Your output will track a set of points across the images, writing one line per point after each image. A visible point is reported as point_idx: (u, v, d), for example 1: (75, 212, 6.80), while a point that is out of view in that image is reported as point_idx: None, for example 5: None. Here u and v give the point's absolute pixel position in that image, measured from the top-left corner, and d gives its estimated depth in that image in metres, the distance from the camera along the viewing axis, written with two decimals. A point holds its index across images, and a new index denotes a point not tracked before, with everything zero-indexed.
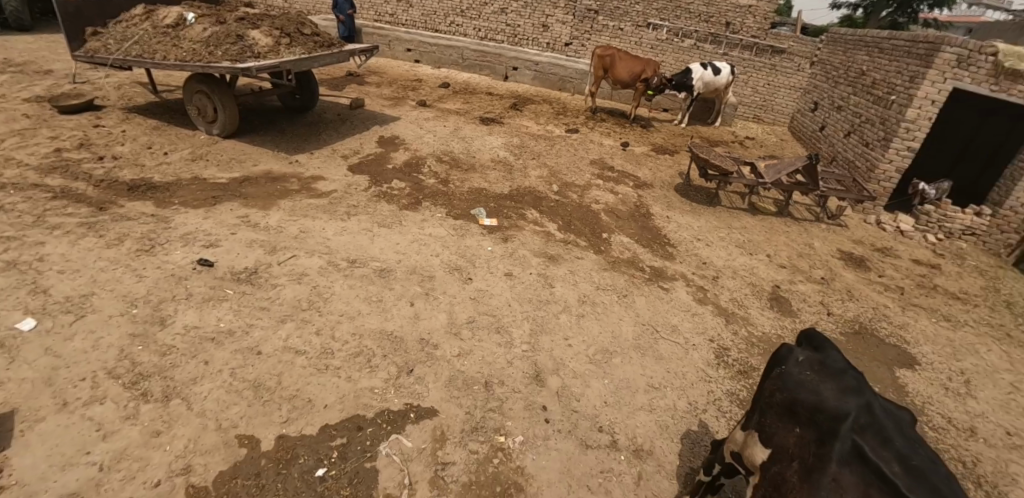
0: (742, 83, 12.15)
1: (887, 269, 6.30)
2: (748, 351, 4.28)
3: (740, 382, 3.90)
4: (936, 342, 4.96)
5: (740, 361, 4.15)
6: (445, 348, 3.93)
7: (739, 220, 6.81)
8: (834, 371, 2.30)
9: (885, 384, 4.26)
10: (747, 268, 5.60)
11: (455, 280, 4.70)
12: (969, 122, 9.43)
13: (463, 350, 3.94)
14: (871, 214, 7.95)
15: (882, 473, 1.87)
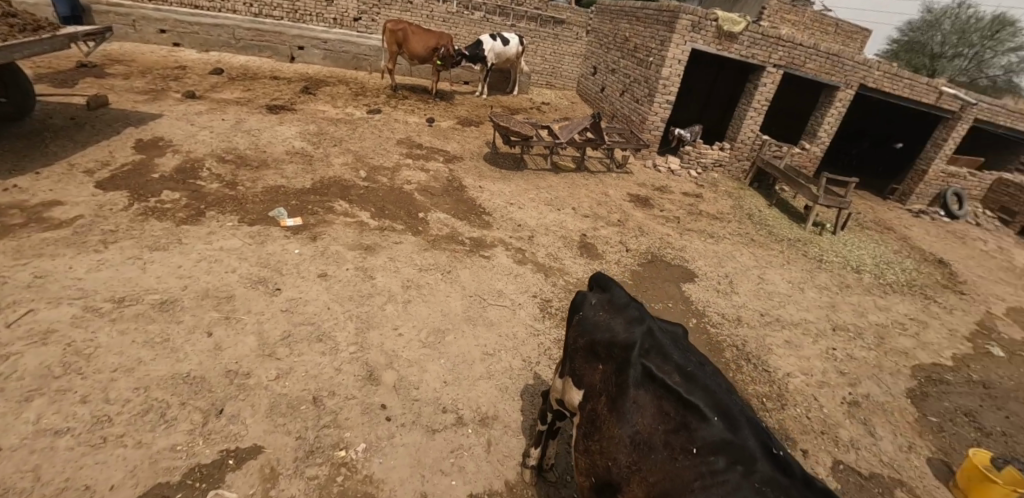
0: (532, 52, 12.99)
1: (666, 204, 7.55)
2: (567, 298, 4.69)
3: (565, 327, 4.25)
4: (706, 256, 6.10)
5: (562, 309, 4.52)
6: (259, 373, 3.37)
7: (544, 181, 7.41)
8: (619, 305, 2.16)
9: (678, 299, 5.06)
10: (557, 223, 6.12)
11: (261, 295, 4.07)
12: (706, 77, 11.86)
13: (281, 370, 3.43)
14: (649, 159, 9.38)
15: (670, 387, 1.78)
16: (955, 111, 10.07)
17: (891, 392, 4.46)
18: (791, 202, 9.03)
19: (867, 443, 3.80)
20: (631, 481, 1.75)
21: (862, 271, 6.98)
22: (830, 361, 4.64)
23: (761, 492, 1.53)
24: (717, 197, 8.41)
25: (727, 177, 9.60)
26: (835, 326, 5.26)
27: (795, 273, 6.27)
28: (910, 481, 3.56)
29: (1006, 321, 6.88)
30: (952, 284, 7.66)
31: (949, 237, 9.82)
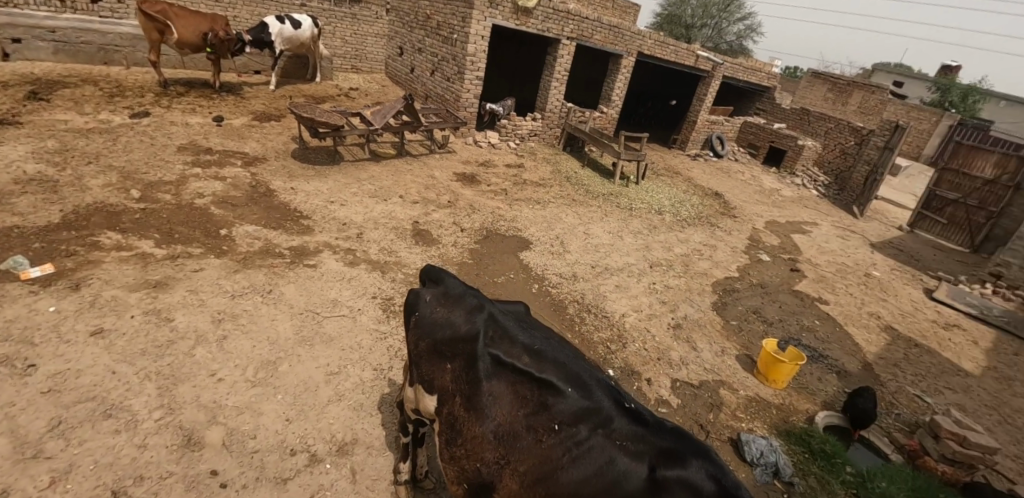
0: (330, 35, 11.87)
1: (493, 179, 7.85)
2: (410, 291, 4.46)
3: None
4: (536, 223, 6.44)
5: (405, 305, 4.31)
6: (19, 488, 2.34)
7: (364, 171, 7.06)
8: (455, 296, 1.97)
9: (518, 269, 5.22)
10: (386, 214, 5.84)
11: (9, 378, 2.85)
12: (511, 52, 12.59)
13: (56, 472, 2.44)
14: (469, 136, 9.61)
15: (522, 371, 1.69)
16: (708, 71, 12.37)
17: (701, 309, 5.34)
18: (599, 160, 10.31)
19: (691, 356, 4.46)
20: (503, 476, 1.66)
21: (664, 212, 8.18)
22: (654, 294, 5.32)
23: (620, 448, 1.57)
24: (537, 165, 9.05)
25: (543, 144, 10.43)
26: (652, 264, 6.05)
27: (613, 224, 7.02)
28: (725, 378, 4.30)
29: (763, 233, 8.85)
30: (726, 210, 9.51)
31: (717, 172, 12.21)
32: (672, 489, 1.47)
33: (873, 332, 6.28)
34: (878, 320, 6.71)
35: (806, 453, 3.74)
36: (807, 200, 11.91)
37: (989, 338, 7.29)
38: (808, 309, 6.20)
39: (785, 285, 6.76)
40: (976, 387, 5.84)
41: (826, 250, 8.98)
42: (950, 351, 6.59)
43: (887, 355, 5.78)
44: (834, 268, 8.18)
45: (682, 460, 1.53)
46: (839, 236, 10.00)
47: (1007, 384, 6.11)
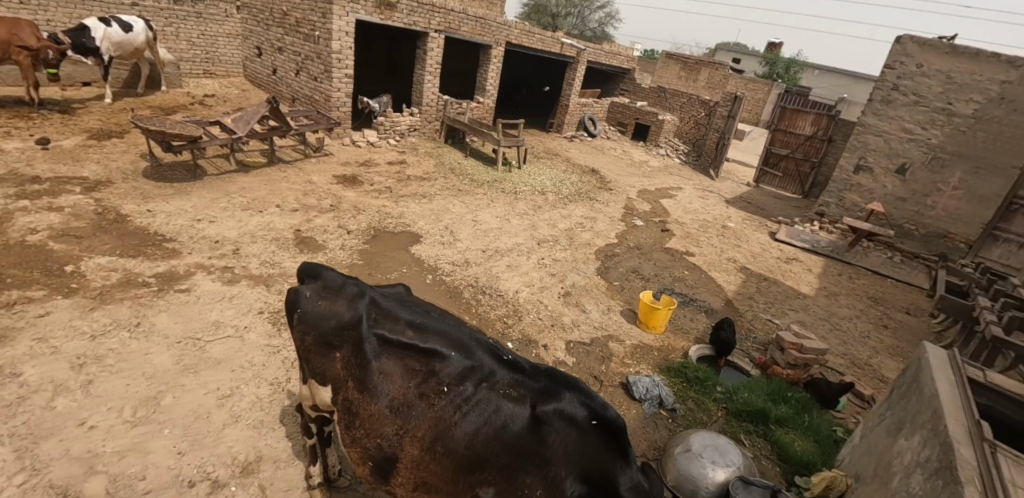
0: (171, 37, 10.59)
1: (376, 178, 7.86)
2: None
3: None
4: (424, 216, 6.59)
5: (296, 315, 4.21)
6: None
7: (232, 184, 6.56)
8: (335, 288, 2.05)
9: (411, 263, 5.29)
10: (261, 227, 5.56)
11: None
12: (381, 47, 12.52)
13: None
14: (345, 137, 9.39)
15: (408, 345, 1.82)
16: (574, 56, 13.26)
17: (587, 276, 5.85)
18: (481, 150, 10.74)
19: (581, 318, 4.92)
20: (403, 445, 1.80)
21: (547, 192, 8.74)
22: (544, 268, 5.78)
23: (504, 395, 1.80)
24: (420, 160, 9.24)
25: (424, 139, 10.62)
26: (540, 241, 6.49)
27: (500, 209, 7.37)
28: (612, 332, 4.83)
29: (637, 201, 9.89)
30: (603, 185, 10.38)
31: (594, 151, 13.23)
32: (551, 419, 1.77)
33: (732, 274, 7.40)
34: (735, 263, 7.91)
35: (683, 382, 4.34)
36: (673, 168, 13.42)
37: (818, 264, 8.95)
38: (679, 262, 7.12)
39: (659, 245, 7.64)
40: (811, 305, 7.19)
41: (691, 210, 10.26)
42: (791, 279, 7.99)
43: (743, 291, 6.86)
44: (699, 224, 9.40)
45: (557, 394, 1.84)
46: (701, 197, 11.47)
47: (833, 299, 7.60)
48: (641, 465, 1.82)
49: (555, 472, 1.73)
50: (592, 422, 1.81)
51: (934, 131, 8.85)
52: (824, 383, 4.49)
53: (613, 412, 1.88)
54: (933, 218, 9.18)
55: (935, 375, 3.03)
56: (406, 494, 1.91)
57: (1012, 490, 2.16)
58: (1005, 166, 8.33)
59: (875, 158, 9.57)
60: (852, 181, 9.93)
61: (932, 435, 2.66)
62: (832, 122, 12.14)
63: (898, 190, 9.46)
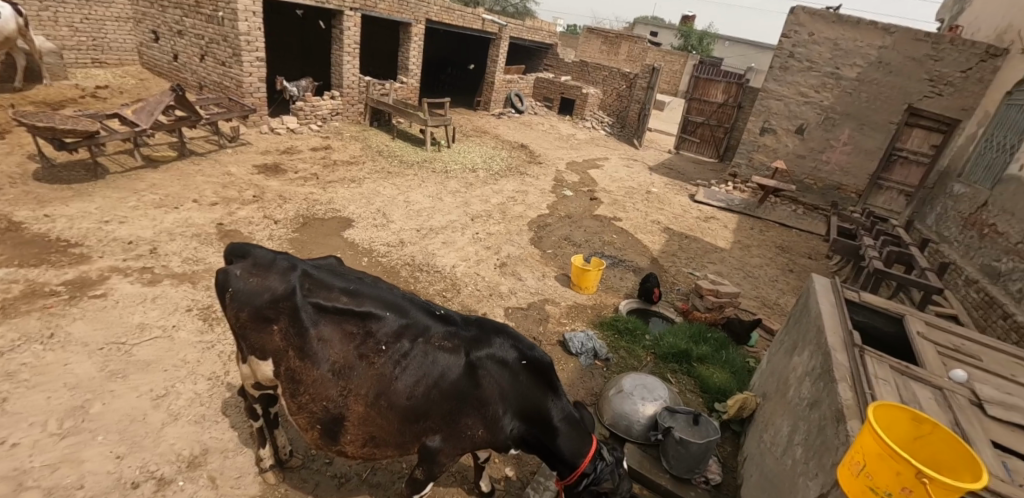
0: (50, 23, 9.35)
1: (301, 165, 7.87)
2: None
3: None
4: (355, 201, 6.86)
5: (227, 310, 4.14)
6: None
7: (141, 180, 6.19)
8: (266, 265, 2.09)
9: (345, 248, 5.51)
10: (181, 222, 5.40)
11: None
12: (294, 30, 11.90)
13: None
14: (262, 124, 8.92)
15: (343, 310, 1.94)
16: (496, 33, 13.29)
17: (521, 246, 6.36)
18: (408, 131, 10.84)
19: (518, 286, 5.29)
20: (349, 404, 1.95)
21: (477, 169, 9.37)
22: (477, 244, 6.10)
23: (439, 347, 1.98)
24: (346, 144, 9.22)
25: (348, 123, 10.35)
26: (472, 217, 7.03)
27: (431, 189, 7.91)
28: (548, 296, 5.20)
29: (566, 174, 10.32)
30: (533, 159, 10.93)
31: (523, 127, 13.45)
32: (485, 364, 2.01)
33: (657, 234, 8.01)
34: (659, 225, 8.53)
35: (615, 334, 4.71)
36: (599, 140, 13.98)
37: (733, 221, 9.81)
38: (608, 227, 7.65)
39: (588, 212, 8.17)
40: (727, 257, 7.93)
41: (617, 179, 10.83)
42: (709, 236, 8.73)
43: (667, 249, 7.46)
44: (625, 191, 9.99)
45: (488, 341, 2.07)
46: (626, 165, 12.13)
47: (745, 250, 8.43)
48: (567, 394, 2.18)
49: (494, 409, 2.02)
50: (522, 362, 2.09)
51: (825, 94, 9.88)
52: (735, 321, 4.98)
53: (539, 352, 2.17)
54: (828, 172, 10.30)
55: (821, 298, 3.17)
56: (355, 450, 2.07)
57: (875, 383, 2.21)
58: (885, 122, 9.56)
59: (777, 120, 10.52)
60: (759, 142, 10.85)
61: (817, 347, 2.73)
62: (740, 90, 13.16)
63: (797, 148, 10.49)
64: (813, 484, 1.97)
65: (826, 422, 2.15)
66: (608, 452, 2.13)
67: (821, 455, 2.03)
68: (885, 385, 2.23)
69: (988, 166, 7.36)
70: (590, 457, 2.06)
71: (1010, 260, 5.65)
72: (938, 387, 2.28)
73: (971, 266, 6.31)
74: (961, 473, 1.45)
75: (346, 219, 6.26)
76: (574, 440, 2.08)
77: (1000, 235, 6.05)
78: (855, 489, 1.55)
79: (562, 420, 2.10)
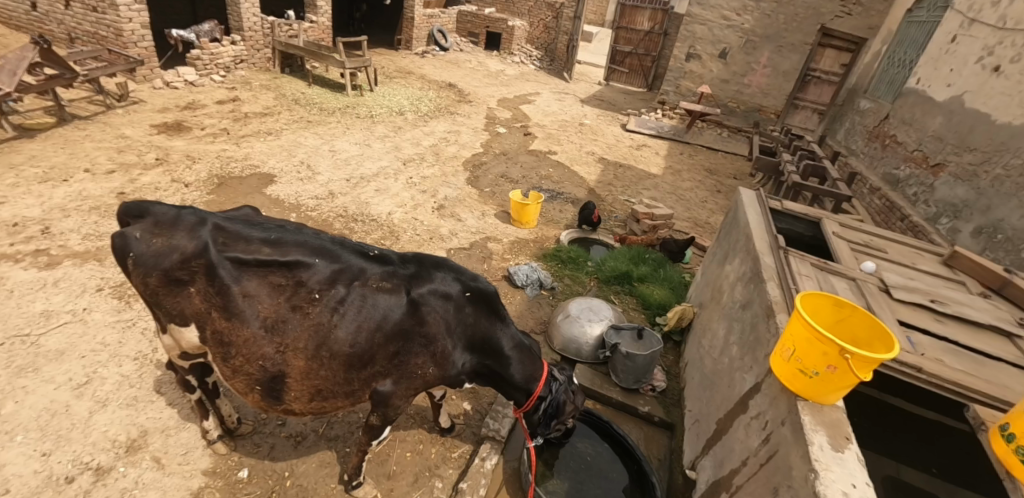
0: None
1: (206, 120, 7.07)
2: None
3: None
4: (274, 155, 6.35)
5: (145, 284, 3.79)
6: None
7: (15, 152, 5.42)
8: (169, 221, 1.83)
9: (268, 204, 5.16)
10: (73, 195, 4.81)
11: None
12: None
13: None
14: (154, 78, 7.79)
15: (266, 262, 1.78)
16: None
17: (458, 187, 6.40)
18: (325, 76, 9.99)
19: (458, 227, 5.36)
20: (288, 360, 1.85)
21: (405, 112, 9.01)
22: (414, 190, 6.05)
23: (377, 289, 1.89)
24: (255, 94, 8.34)
25: (256, 71, 9.32)
26: (404, 161, 6.90)
27: (357, 136, 7.52)
28: (489, 234, 5.30)
29: (498, 110, 10.35)
30: (462, 98, 10.66)
31: (450, 66, 12.76)
32: (428, 300, 1.96)
33: (593, 166, 8.22)
34: (595, 155, 8.84)
35: (559, 263, 4.80)
36: (530, 76, 13.64)
37: (664, 148, 10.13)
38: (543, 163, 7.87)
39: (523, 149, 8.34)
40: (661, 182, 8.25)
41: (550, 114, 10.90)
42: (642, 163, 9.01)
43: (603, 180, 7.69)
44: (559, 125, 10.21)
45: (429, 276, 2.01)
46: (558, 100, 12.06)
47: (677, 175, 8.78)
48: (515, 322, 2.21)
49: (443, 345, 2.01)
50: (467, 295, 2.07)
51: (746, 16, 10.04)
52: (668, 240, 5.14)
53: (483, 283, 2.16)
54: (750, 95, 10.73)
55: (748, 210, 3.33)
56: (303, 406, 2.01)
57: (800, 278, 2.38)
58: (801, 43, 9.93)
59: (702, 46, 10.68)
60: (686, 69, 11.02)
61: (748, 253, 2.88)
62: (665, 16, 13.10)
63: (721, 73, 10.76)
64: (748, 376, 2.14)
65: (759, 319, 2.31)
66: (558, 373, 2.22)
67: (755, 347, 2.21)
68: (809, 281, 2.40)
69: (890, 81, 7.94)
70: (543, 381, 2.15)
71: (907, 167, 6.23)
72: (852, 279, 2.51)
73: (875, 175, 6.93)
74: (877, 345, 1.63)
75: (267, 175, 5.80)
76: (527, 366, 2.15)
77: (900, 144, 6.63)
78: (788, 374, 1.70)
79: (513, 348, 2.13)
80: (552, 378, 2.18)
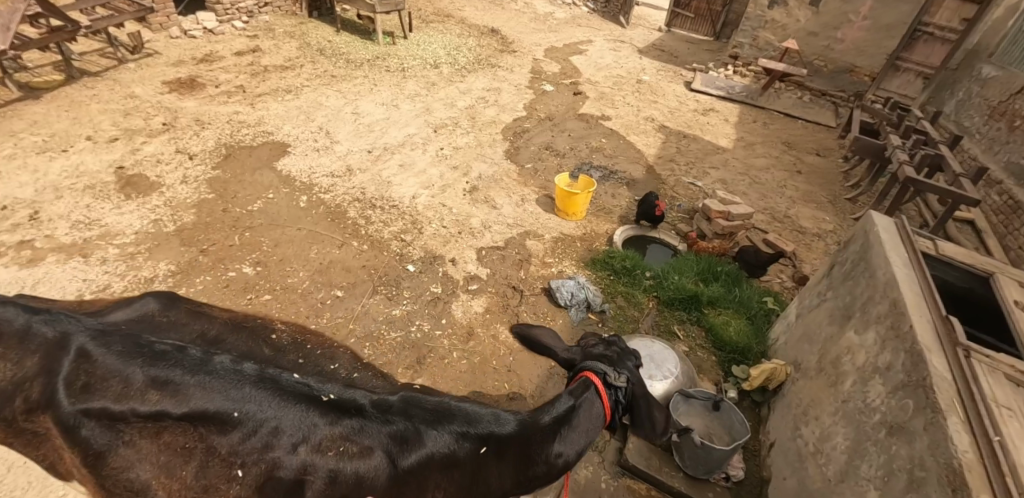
0: None
1: (221, 75, 6.42)
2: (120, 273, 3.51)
3: None
4: (291, 118, 5.70)
5: (129, 288, 3.40)
6: None
7: (17, 117, 5.04)
8: (20, 342, 1.72)
9: (278, 183, 4.56)
10: (70, 171, 4.44)
11: None
12: None
13: None
14: (171, 26, 7.14)
15: (154, 417, 1.57)
16: None
17: (494, 162, 5.59)
18: (355, 21, 9.05)
19: (492, 216, 4.60)
20: None
21: (440, 65, 8.08)
22: (442, 165, 5.29)
23: (336, 456, 1.62)
24: (278, 43, 7.58)
25: (281, 16, 8.50)
26: (436, 127, 6.10)
27: (385, 95, 6.72)
28: (529, 228, 4.52)
29: (544, 63, 9.23)
30: (505, 47, 9.53)
31: (493, 8, 11.45)
32: (423, 471, 1.71)
33: (651, 137, 7.18)
34: (654, 122, 7.73)
35: (611, 275, 4.01)
36: (581, 20, 12.14)
37: (734, 113, 8.80)
38: (593, 131, 6.90)
39: (572, 114, 7.35)
40: (730, 159, 7.14)
41: (604, 67, 9.69)
42: (709, 133, 7.86)
43: (663, 155, 6.70)
44: (613, 83, 9.05)
45: (421, 439, 1.74)
46: (613, 51, 10.67)
47: (749, 149, 7.59)
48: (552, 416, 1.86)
49: None
50: (482, 449, 1.79)
51: None
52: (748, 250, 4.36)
53: (501, 424, 1.85)
54: (841, 52, 9.01)
55: (886, 251, 2.45)
56: None
57: (999, 419, 1.59)
58: None
59: None
60: (767, 17, 9.32)
61: (895, 335, 2.07)
62: None
63: (809, 24, 9.01)
64: None
65: (928, 475, 1.58)
66: (616, 380, 1.95)
67: None
68: (1010, 418, 1.62)
69: None
70: (603, 397, 1.91)
71: None
72: None
73: (995, 165, 5.64)
74: None
75: (280, 145, 5.19)
76: (586, 425, 1.88)
77: None
78: None
79: (558, 446, 1.85)
80: (615, 390, 1.94)
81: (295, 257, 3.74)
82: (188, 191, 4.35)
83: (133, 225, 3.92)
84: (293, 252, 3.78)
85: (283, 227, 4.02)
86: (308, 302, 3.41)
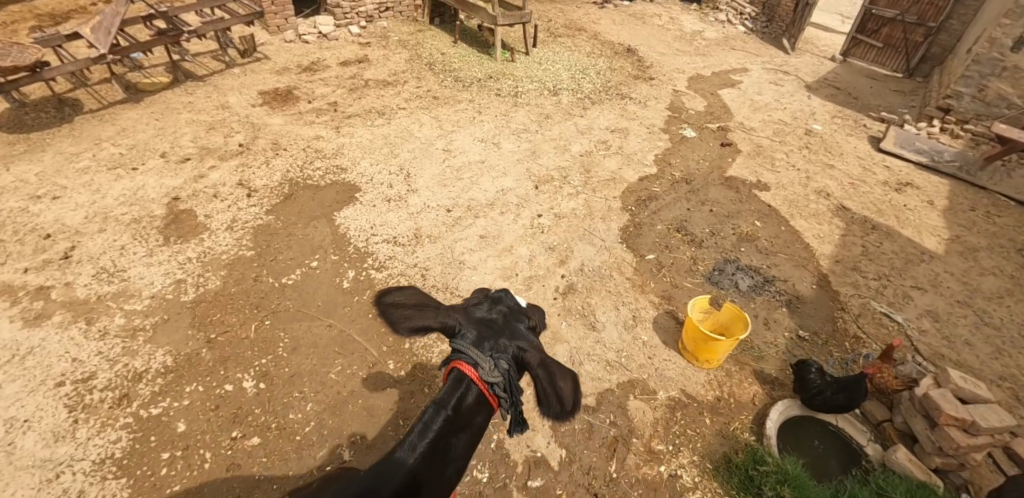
0: None
1: (318, 87, 5.84)
2: (112, 362, 2.86)
3: (116, 428, 2.56)
4: (371, 150, 4.86)
5: (114, 382, 2.76)
6: None
7: (110, 122, 4.84)
8: None
9: (328, 245, 3.71)
10: (127, 196, 4.00)
11: None
12: None
13: None
14: (287, 29, 6.80)
15: None
16: None
17: (603, 243, 4.19)
18: (476, 31, 8.15)
19: (588, 343, 3.27)
20: None
21: (560, 91, 6.83)
22: (533, 241, 4.04)
23: None
24: (388, 52, 6.90)
25: (401, 22, 7.89)
26: (538, 180, 4.86)
27: (487, 127, 5.65)
28: (636, 375, 3.13)
29: (687, 97, 7.53)
30: (642, 73, 7.99)
31: (633, 23, 10.00)
32: None
33: (824, 223, 5.23)
34: (829, 199, 5.73)
35: None
36: (738, 42, 10.09)
37: (942, 193, 6.23)
38: (744, 206, 5.16)
39: (717, 176, 5.66)
40: (943, 274, 4.91)
41: (762, 109, 7.68)
42: (909, 223, 5.60)
43: (842, 257, 4.78)
44: (773, 131, 7.06)
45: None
46: (774, 86, 8.55)
47: (971, 257, 5.19)
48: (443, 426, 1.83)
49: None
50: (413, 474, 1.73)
51: None
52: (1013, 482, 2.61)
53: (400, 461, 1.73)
54: None
55: None
56: None
57: None
58: None
59: None
60: (1009, 61, 6.51)
61: None
62: None
63: None
64: None
65: None
66: (489, 374, 1.94)
67: None
68: None
69: None
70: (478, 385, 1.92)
71: None
72: None
73: None
74: None
75: (349, 187, 4.34)
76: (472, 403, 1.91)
77: None
78: None
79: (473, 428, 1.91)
80: (492, 384, 1.95)
81: (310, 374, 2.86)
82: (230, 241, 3.68)
83: (153, 283, 3.33)
84: (310, 366, 2.89)
85: (311, 320, 3.16)
86: (303, 462, 2.48)
